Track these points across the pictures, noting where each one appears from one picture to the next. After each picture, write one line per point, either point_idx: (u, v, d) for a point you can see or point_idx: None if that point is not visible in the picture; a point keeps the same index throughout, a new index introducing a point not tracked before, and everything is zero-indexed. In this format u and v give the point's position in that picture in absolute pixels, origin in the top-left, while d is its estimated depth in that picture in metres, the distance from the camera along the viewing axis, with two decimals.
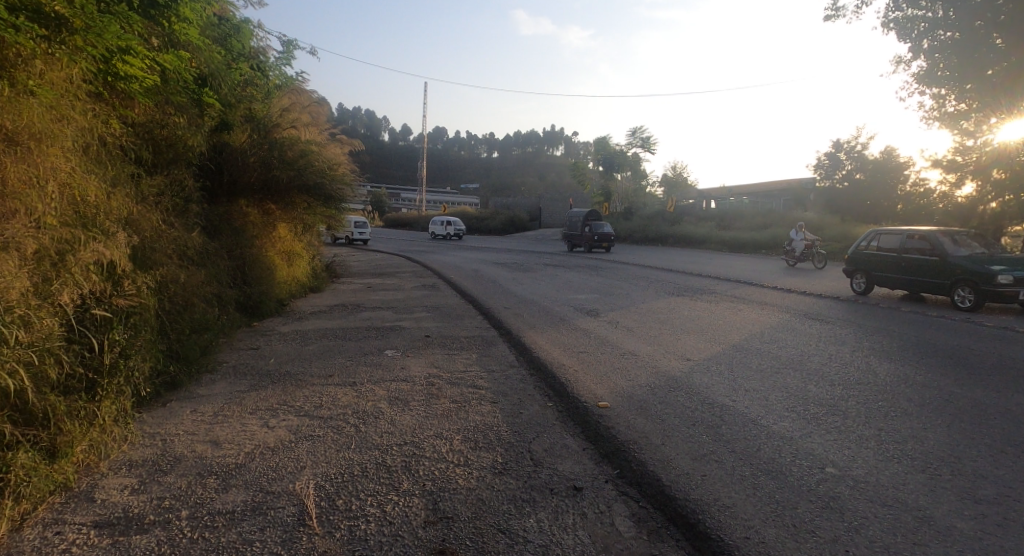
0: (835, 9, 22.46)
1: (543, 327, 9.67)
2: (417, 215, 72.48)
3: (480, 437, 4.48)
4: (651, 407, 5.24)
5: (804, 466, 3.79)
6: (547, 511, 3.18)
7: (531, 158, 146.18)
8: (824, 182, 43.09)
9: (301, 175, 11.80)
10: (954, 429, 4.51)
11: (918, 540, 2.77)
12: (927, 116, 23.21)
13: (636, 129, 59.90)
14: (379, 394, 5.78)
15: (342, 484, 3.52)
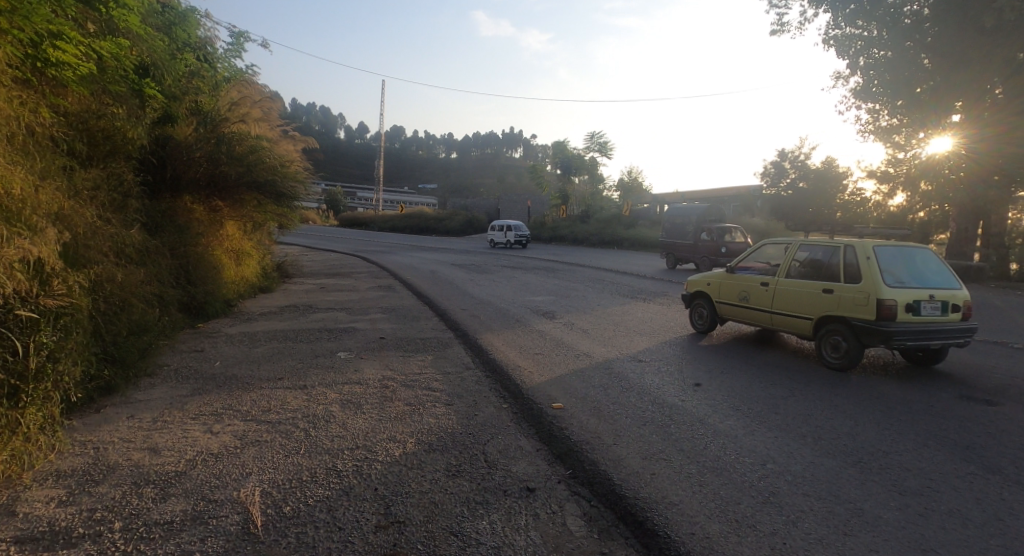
0: (780, 24, 23.73)
1: (500, 328, 9.68)
2: (372, 216, 71.37)
3: (434, 440, 4.45)
4: (603, 407, 5.35)
5: (746, 463, 3.95)
6: (499, 512, 3.18)
7: (491, 160, 146.52)
8: (770, 190, 45.22)
9: (251, 172, 11.33)
10: (882, 425, 4.81)
11: (848, 530, 2.93)
12: (864, 129, 24.66)
13: (595, 133, 61.07)
14: (331, 397, 5.66)
15: (289, 491, 3.43)
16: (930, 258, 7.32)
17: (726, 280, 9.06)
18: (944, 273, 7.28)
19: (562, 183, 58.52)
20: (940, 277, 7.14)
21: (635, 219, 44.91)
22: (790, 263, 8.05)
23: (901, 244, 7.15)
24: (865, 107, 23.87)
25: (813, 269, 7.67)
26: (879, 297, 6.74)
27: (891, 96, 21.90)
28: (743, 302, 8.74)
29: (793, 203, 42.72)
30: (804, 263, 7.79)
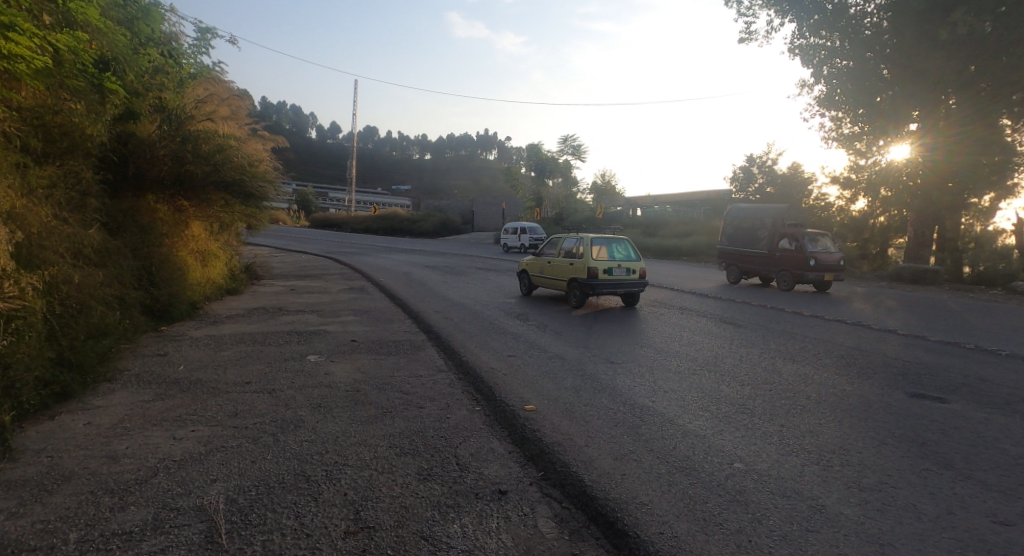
0: (748, 33, 24.35)
1: (473, 331, 9.64)
2: (345, 216, 70.42)
3: (405, 443, 4.41)
4: (576, 409, 5.38)
5: (714, 462, 4.02)
6: (470, 516, 3.17)
7: (465, 162, 146.16)
8: (739, 194, 46.26)
9: (218, 171, 10.94)
10: (843, 424, 4.96)
11: (810, 526, 3.01)
12: (828, 136, 25.37)
13: (569, 136, 61.70)
14: (301, 401, 5.57)
15: (256, 497, 3.35)
16: (628, 244, 12.77)
17: (530, 262, 14.24)
18: (634, 252, 12.77)
19: (536, 186, 58.80)
20: (630, 254, 12.60)
21: (609, 222, 45.35)
22: (558, 248, 13.40)
23: (608, 236, 12.64)
24: (829, 114, 24.59)
25: (568, 252, 12.92)
26: (589, 266, 12.09)
27: (852, 105, 22.62)
28: (538, 275, 13.92)
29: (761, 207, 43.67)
30: (562, 248, 13.23)
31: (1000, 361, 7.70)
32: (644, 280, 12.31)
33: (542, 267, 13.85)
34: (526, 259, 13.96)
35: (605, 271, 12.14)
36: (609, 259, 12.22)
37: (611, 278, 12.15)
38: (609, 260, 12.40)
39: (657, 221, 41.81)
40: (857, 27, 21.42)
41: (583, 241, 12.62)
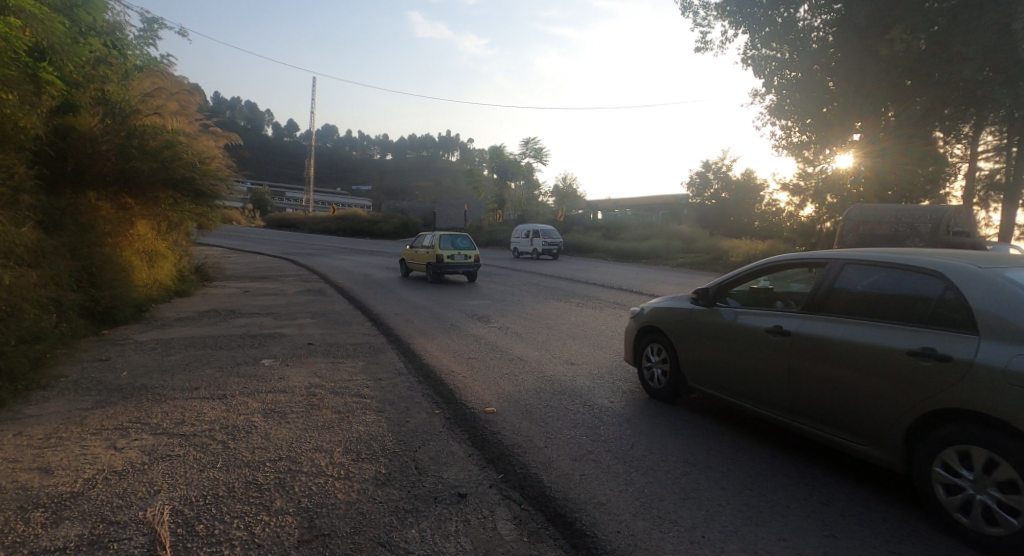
0: (704, 42, 25.05)
1: (434, 333, 9.54)
2: (302, 216, 68.77)
3: (363, 447, 4.34)
4: (536, 411, 5.40)
5: (671, 460, 4.12)
6: (429, 520, 3.14)
7: (426, 162, 145.00)
8: (696, 199, 47.51)
9: (166, 169, 10.53)
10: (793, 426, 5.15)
11: (759, 521, 3.11)
12: (779, 144, 26.35)
13: (530, 139, 62.09)
14: (253, 406, 5.39)
15: (204, 507, 3.23)
16: (466, 238, 18.05)
17: (405, 251, 19.27)
18: (471, 244, 18.02)
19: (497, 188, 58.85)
20: (467, 245, 17.85)
21: (569, 225, 45.78)
22: (420, 242, 18.54)
23: (452, 233, 17.87)
24: (780, 123, 25.55)
25: (426, 244, 18.10)
26: (437, 254, 17.27)
27: (801, 115, 23.61)
28: (409, 261, 19.00)
29: (717, 211, 44.93)
30: (422, 241, 18.38)
31: None
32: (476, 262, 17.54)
33: (412, 256, 19.00)
34: (402, 251, 19.08)
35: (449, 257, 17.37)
36: (451, 249, 17.45)
37: (452, 262, 17.32)
38: (452, 250, 17.64)
39: (617, 225, 42.49)
40: (805, 40, 22.37)
41: (434, 237, 17.79)
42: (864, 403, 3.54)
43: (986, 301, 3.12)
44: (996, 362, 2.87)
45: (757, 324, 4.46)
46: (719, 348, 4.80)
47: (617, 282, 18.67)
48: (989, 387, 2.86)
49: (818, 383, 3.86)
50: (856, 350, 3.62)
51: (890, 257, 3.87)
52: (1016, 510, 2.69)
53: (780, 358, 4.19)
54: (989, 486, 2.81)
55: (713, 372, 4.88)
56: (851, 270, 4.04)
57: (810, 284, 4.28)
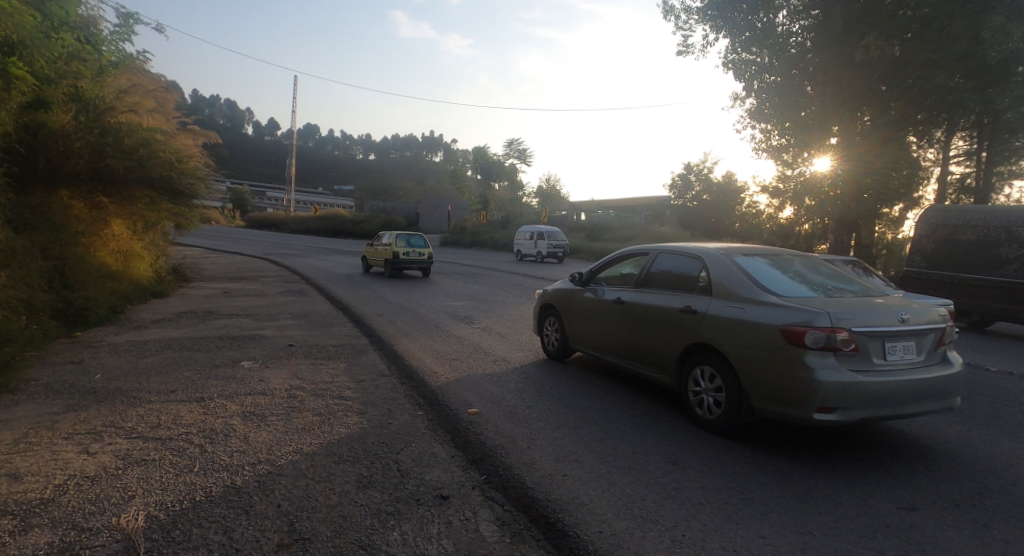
0: (685, 46, 25.36)
1: (417, 334, 9.50)
2: (283, 216, 68.05)
3: (344, 450, 4.29)
4: (519, 411, 5.40)
5: (654, 459, 4.15)
6: (411, 522, 3.11)
7: (409, 163, 144.30)
8: (677, 201, 47.98)
9: (142, 167, 10.37)
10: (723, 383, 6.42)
11: (740, 519, 3.15)
12: (758, 147, 26.75)
13: (514, 140, 62.19)
14: (232, 409, 5.30)
15: (180, 513, 3.16)
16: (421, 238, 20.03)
17: (366, 250, 21.17)
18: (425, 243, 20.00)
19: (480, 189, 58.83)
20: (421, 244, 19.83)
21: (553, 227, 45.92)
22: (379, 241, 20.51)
23: (408, 233, 19.86)
24: (759, 126, 25.92)
25: (385, 243, 20.09)
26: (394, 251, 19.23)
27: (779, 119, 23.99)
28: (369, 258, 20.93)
29: (698, 213, 45.45)
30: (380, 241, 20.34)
31: None
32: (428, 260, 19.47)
33: (373, 254, 20.94)
34: (364, 249, 21.02)
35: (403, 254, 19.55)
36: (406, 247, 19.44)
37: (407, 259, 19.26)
38: (407, 248, 19.62)
39: (600, 227, 42.76)
40: (784, 45, 22.79)
41: (392, 236, 19.80)
42: (659, 346, 5.58)
43: (721, 276, 5.15)
44: (718, 313, 4.91)
45: (607, 297, 6.48)
46: (588, 317, 6.82)
47: None
48: (717, 330, 4.85)
49: (639, 336, 5.89)
50: (656, 312, 5.64)
51: (684, 248, 5.91)
52: (722, 400, 4.75)
53: (621, 321, 6.21)
54: (710, 391, 4.92)
55: (587, 335, 6.91)
56: (662, 257, 6.05)
57: (643, 268, 6.21)
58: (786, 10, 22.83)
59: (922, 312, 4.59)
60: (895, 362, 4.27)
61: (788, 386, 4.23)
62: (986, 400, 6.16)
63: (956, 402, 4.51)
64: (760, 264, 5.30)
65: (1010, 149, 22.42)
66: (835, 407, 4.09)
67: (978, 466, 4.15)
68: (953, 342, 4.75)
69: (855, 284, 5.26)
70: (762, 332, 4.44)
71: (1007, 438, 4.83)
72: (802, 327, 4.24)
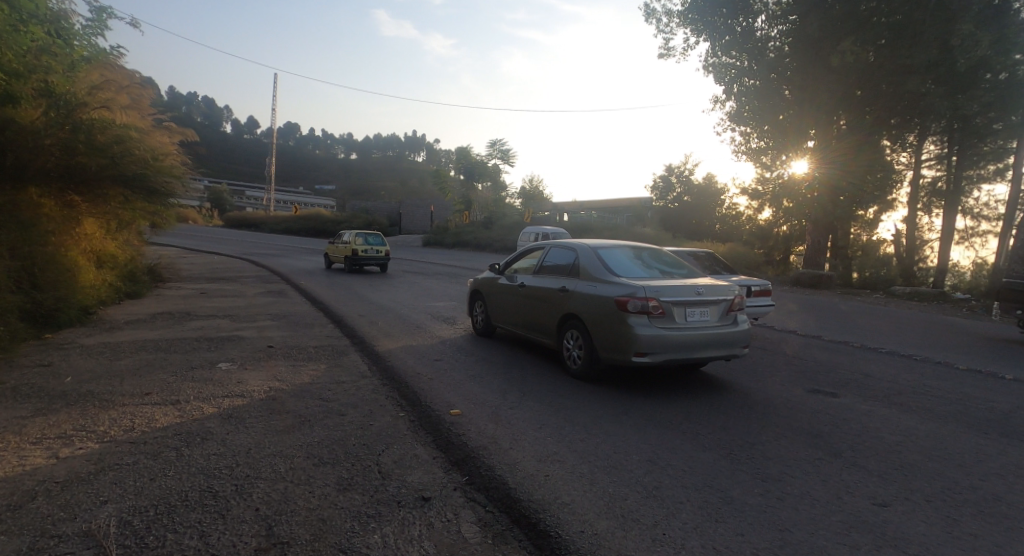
0: (666, 49, 25.62)
1: (399, 335, 9.45)
2: (263, 215, 67.17)
3: (324, 453, 4.24)
4: (501, 412, 5.39)
5: (634, 459, 4.18)
6: (392, 524, 3.09)
7: (391, 163, 143.44)
8: (659, 202, 48.50)
9: (116, 165, 10.09)
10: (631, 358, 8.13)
11: (719, 517, 3.18)
12: (738, 149, 27.12)
13: (497, 140, 62.27)
14: (209, 411, 5.21)
15: (155, 518, 3.09)
16: (379, 237, 21.55)
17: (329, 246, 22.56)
18: (383, 242, 21.52)
19: (463, 189, 58.78)
20: (379, 243, 21.36)
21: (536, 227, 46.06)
22: (340, 239, 21.97)
23: (366, 232, 21.33)
24: (739, 129, 26.29)
25: (346, 241, 21.57)
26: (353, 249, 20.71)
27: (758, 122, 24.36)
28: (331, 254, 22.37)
29: (679, 214, 46.01)
30: (341, 238, 21.78)
31: (884, 358, 8.47)
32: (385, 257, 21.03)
33: (335, 251, 22.34)
34: (327, 246, 22.44)
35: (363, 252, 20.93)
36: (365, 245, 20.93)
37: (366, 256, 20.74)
38: (366, 246, 21.11)
39: (583, 227, 43.04)
40: (762, 49, 23.17)
41: (353, 235, 21.28)
42: (547, 317, 7.52)
43: (588, 264, 7.12)
44: (583, 290, 6.86)
45: (515, 282, 8.40)
46: (501, 298, 8.74)
47: None
48: (581, 304, 6.79)
49: (535, 311, 7.84)
50: (546, 291, 7.56)
51: (571, 243, 7.86)
52: (581, 354, 6.74)
53: (524, 299, 8.13)
54: (576, 348, 6.87)
55: (501, 312, 8.83)
56: (554, 251, 8.02)
57: (541, 260, 8.10)
58: (765, 15, 23.21)
59: (719, 290, 6.65)
60: (692, 323, 6.30)
61: (619, 339, 6.23)
62: (958, 398, 6.30)
63: (739, 351, 6.61)
64: (619, 256, 7.27)
65: (980, 153, 22.90)
66: (648, 352, 6.10)
67: (949, 462, 4.24)
68: (741, 309, 6.88)
69: (684, 270, 7.33)
70: (606, 304, 6.41)
71: (977, 435, 4.95)
72: (628, 298, 6.23)
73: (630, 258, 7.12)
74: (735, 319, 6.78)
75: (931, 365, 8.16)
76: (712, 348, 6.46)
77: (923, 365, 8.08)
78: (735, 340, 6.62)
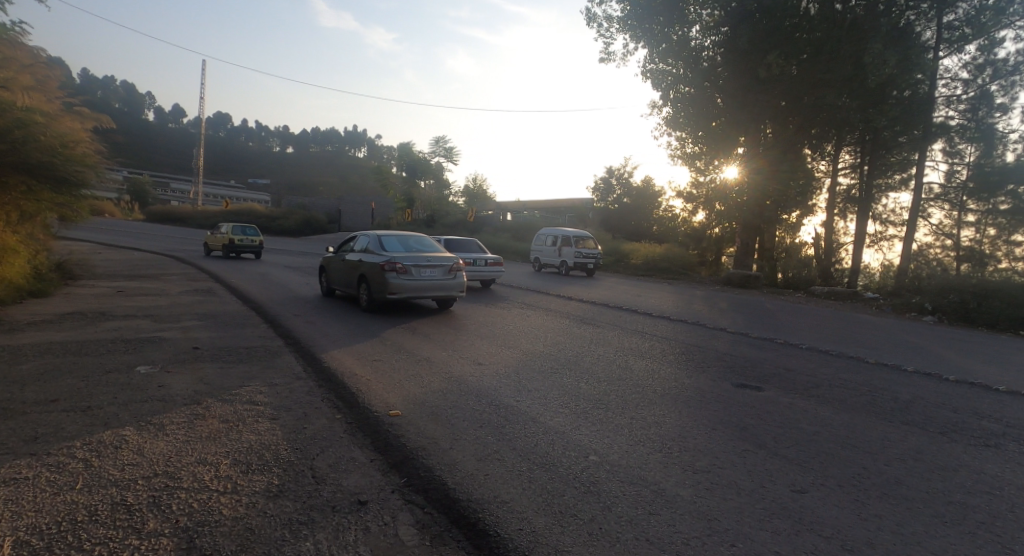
0: (607, 54, 26.26)
1: (336, 335, 9.17)
2: (191, 208, 63.45)
3: (253, 458, 4.05)
4: (441, 412, 5.33)
5: (572, 455, 4.23)
6: (326, 530, 2.99)
7: (330, 158, 139.34)
8: (600, 203, 49.77)
9: (18, 151, 9.29)
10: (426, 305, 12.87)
11: (652, 509, 3.27)
12: (674, 153, 28.15)
13: (440, 138, 62.04)
14: (125, 419, 4.85)
15: (60, 536, 2.85)
16: (253, 229, 25.32)
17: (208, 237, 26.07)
18: (257, 233, 25.28)
19: (406, 187, 57.96)
20: (252, 234, 25.10)
21: (480, 226, 46.03)
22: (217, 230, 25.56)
23: (239, 224, 25.12)
24: (675, 134, 27.28)
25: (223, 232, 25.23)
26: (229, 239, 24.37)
27: (692, 127, 25.38)
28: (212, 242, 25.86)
29: (619, 215, 47.31)
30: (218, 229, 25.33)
31: (805, 354, 9.00)
32: (258, 245, 24.83)
33: (214, 242, 25.90)
34: (206, 237, 26.00)
35: (239, 242, 24.73)
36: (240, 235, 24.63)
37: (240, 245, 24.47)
38: (241, 236, 24.85)
39: (526, 227, 43.43)
40: (697, 58, 24.15)
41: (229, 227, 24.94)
42: (352, 279, 12.08)
43: (371, 246, 11.77)
44: (366, 261, 11.53)
45: (337, 259, 12.88)
46: (331, 269, 13.19)
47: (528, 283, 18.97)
48: (364, 269, 11.48)
49: (346, 276, 12.38)
50: (351, 263, 12.10)
51: (368, 234, 12.44)
52: (365, 297, 11.43)
53: (341, 269, 12.60)
54: (363, 293, 11.54)
55: (331, 279, 13.30)
56: (358, 239, 12.59)
57: (353, 244, 12.64)
58: (699, 25, 24.28)
59: (445, 258, 11.50)
60: (425, 277, 11.12)
61: (382, 285, 10.99)
62: (867, 389, 6.80)
63: (456, 292, 11.52)
64: (394, 240, 11.92)
65: (888, 163, 24.66)
66: (395, 293, 10.86)
67: (860, 449, 4.56)
68: (461, 270, 11.78)
69: (435, 248, 12.13)
70: (376, 267, 11.09)
71: (885, 424, 5.34)
72: (386, 263, 10.97)
73: (399, 240, 11.78)
74: (457, 275, 11.67)
75: (845, 359, 8.76)
76: (439, 291, 11.34)
77: (837, 360, 8.65)
78: (453, 286, 11.54)
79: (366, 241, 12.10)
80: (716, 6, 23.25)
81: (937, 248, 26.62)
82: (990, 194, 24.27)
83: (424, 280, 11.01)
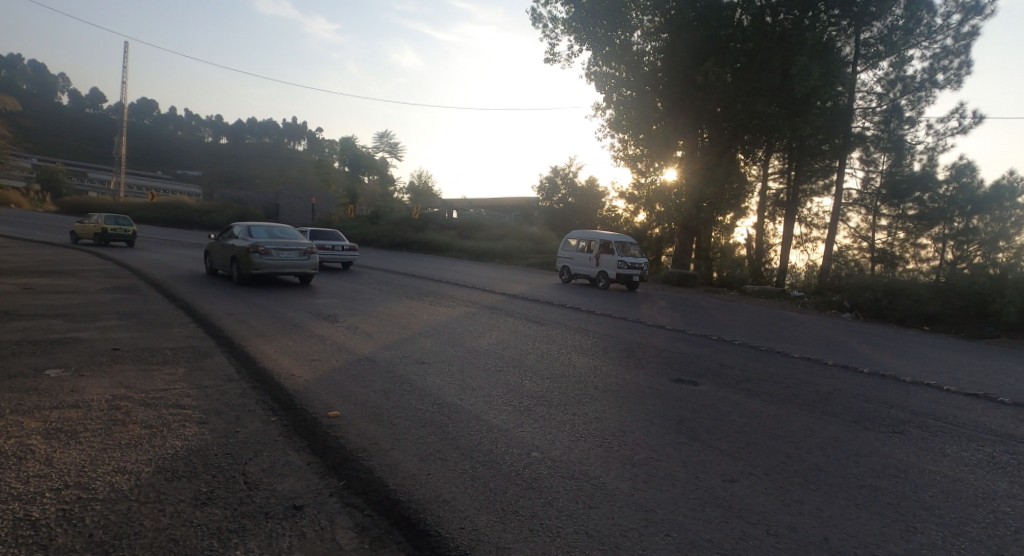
0: (552, 54, 26.57)
1: (269, 334, 8.81)
2: (113, 200, 59.14)
3: (178, 465, 3.82)
4: (382, 411, 5.22)
5: (515, 453, 4.23)
6: (258, 538, 2.86)
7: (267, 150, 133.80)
8: (545, 203, 50.35)
9: None
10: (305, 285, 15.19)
11: (592, 503, 3.32)
12: (616, 155, 28.94)
13: (385, 133, 61.04)
14: (32, 427, 4.46)
15: None
16: (126, 220, 26.39)
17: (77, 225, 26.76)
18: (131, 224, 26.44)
19: (349, 182, 56.40)
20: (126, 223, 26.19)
21: (425, 224, 45.43)
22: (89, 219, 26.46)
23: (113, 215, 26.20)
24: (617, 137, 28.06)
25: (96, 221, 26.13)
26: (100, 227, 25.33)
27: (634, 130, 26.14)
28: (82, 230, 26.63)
29: (563, 214, 47.95)
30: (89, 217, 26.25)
31: (737, 350, 9.41)
32: (131, 235, 25.89)
33: (84, 230, 26.63)
34: (75, 225, 26.66)
35: (112, 231, 25.80)
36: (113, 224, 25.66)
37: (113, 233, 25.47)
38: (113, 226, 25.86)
39: (473, 226, 43.21)
40: (639, 63, 24.86)
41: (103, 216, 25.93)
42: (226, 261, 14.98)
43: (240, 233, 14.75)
44: (236, 246, 14.49)
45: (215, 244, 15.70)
46: (211, 253, 15.96)
47: (473, 281, 18.89)
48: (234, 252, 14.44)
49: (223, 259, 15.23)
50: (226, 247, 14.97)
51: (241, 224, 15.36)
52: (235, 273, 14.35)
53: (219, 253, 15.42)
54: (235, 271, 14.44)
55: (212, 262, 16.04)
56: (232, 228, 15.52)
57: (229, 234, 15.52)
58: (640, 31, 24.98)
59: (302, 244, 14.67)
60: (284, 258, 14.22)
61: (247, 264, 13.97)
62: (793, 382, 7.19)
63: (311, 270, 14.72)
64: (262, 230, 14.91)
65: (813, 169, 26.24)
66: (258, 270, 13.86)
67: (786, 440, 4.81)
68: (316, 253, 14.95)
69: (297, 236, 15.25)
70: (243, 250, 14.05)
71: (810, 415, 5.66)
72: (251, 247, 13.99)
73: (265, 229, 14.80)
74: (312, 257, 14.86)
75: (774, 354, 9.21)
76: (296, 269, 14.46)
77: (766, 355, 9.10)
78: (308, 265, 14.70)
79: (239, 231, 15.02)
80: (657, 13, 23.99)
81: (856, 249, 28.28)
82: (900, 201, 26.37)
83: (283, 259, 14.06)
